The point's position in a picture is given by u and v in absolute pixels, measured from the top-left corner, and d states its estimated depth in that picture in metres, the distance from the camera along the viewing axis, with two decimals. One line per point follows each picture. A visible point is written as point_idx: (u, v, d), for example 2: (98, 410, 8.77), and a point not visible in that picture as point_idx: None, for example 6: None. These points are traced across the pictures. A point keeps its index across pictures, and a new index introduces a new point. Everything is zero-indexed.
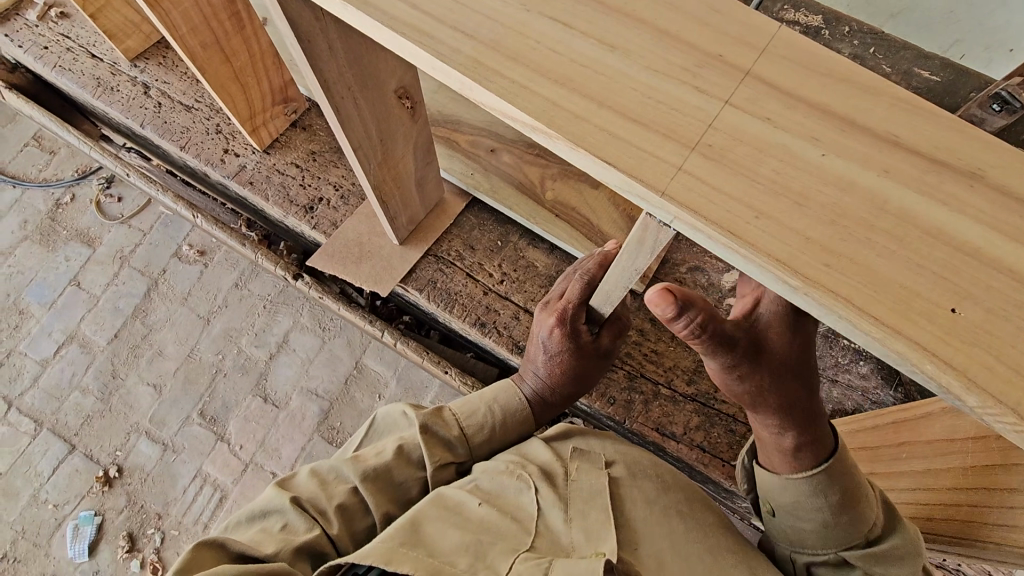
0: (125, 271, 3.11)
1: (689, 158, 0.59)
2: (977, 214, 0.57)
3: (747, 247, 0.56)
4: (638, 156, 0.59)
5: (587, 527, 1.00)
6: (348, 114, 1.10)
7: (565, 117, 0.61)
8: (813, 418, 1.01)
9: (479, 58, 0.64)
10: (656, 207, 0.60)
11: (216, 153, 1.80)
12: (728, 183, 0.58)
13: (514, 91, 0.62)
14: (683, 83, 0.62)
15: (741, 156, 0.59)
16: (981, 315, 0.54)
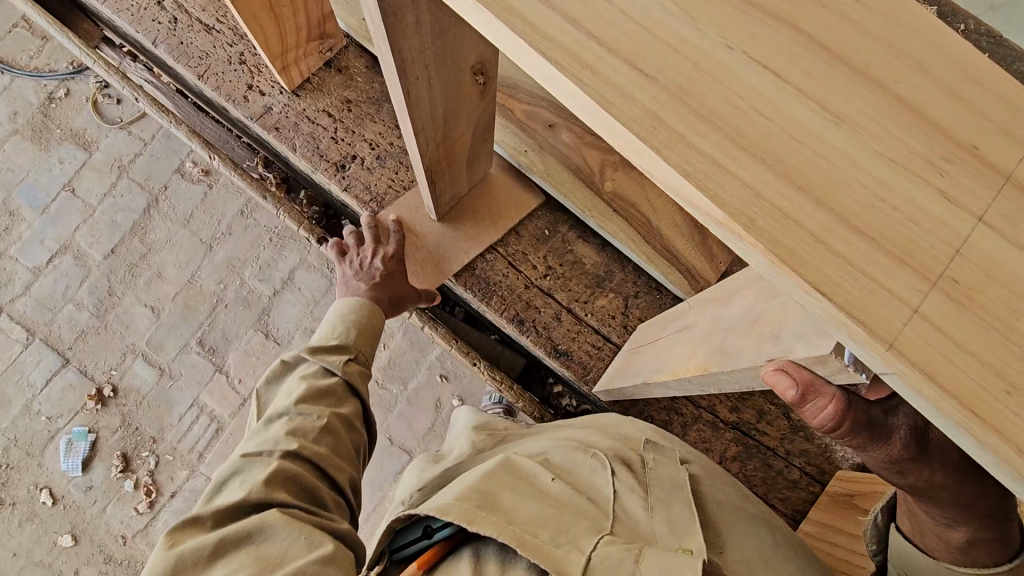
0: (123, 182, 2.91)
1: (927, 297, 0.44)
2: None
3: (993, 433, 0.42)
4: (863, 286, 0.44)
5: (671, 519, 0.88)
6: (419, 96, 0.93)
7: (765, 216, 0.46)
8: (1004, 515, 0.66)
9: (660, 113, 0.48)
10: (870, 356, 0.45)
11: (239, 89, 1.58)
12: (976, 340, 0.43)
13: (708, 174, 0.46)
14: (923, 183, 0.46)
15: (999, 300, 0.44)
16: None
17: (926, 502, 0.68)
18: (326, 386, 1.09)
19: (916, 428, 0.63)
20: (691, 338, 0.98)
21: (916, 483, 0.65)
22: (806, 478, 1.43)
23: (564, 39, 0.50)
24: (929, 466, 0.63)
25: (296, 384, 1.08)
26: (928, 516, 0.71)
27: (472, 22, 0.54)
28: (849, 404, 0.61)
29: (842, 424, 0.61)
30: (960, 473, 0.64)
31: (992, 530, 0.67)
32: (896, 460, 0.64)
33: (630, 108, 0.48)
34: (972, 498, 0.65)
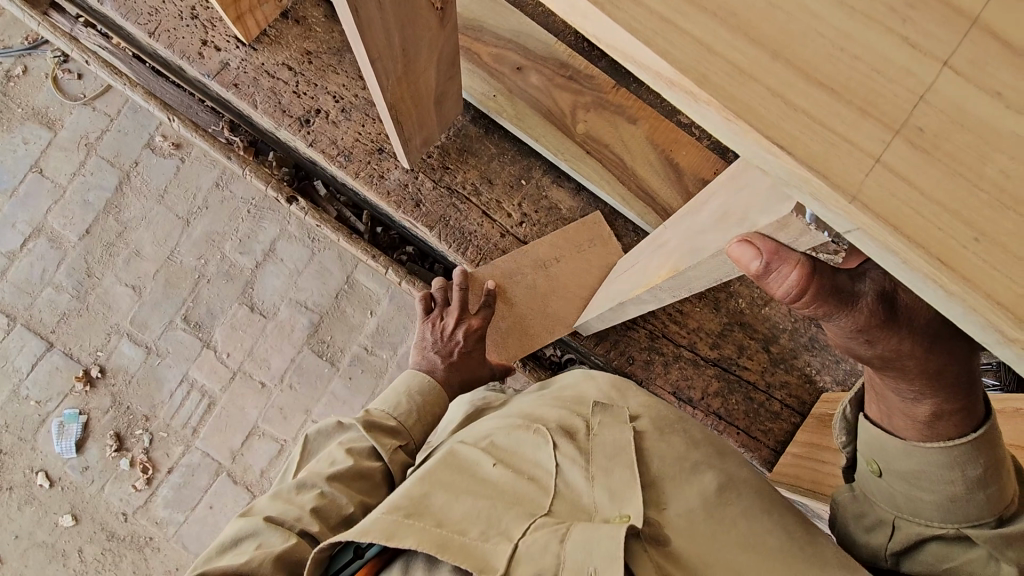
0: (92, 160, 2.82)
1: (891, 146, 0.43)
2: None
3: (963, 281, 0.42)
4: (826, 141, 0.44)
5: (613, 486, 0.88)
6: (370, 18, 0.89)
7: (721, 72, 0.45)
8: (969, 381, 0.68)
9: None
10: (836, 216, 0.46)
11: (194, 45, 1.52)
12: (941, 186, 0.43)
13: (655, 29, 0.46)
14: (889, 31, 0.44)
15: (964, 147, 0.43)
16: None
17: (893, 374, 0.68)
18: (363, 458, 1.12)
19: (883, 293, 0.60)
20: (666, 249, 0.96)
21: (885, 354, 0.64)
22: (787, 410, 1.45)
23: None
24: (897, 332, 0.61)
25: (334, 453, 1.11)
26: (899, 395, 0.71)
27: None
28: (814, 270, 0.56)
29: (808, 294, 0.57)
30: (928, 339, 0.63)
31: (961, 398, 0.69)
32: (864, 327, 0.61)
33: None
34: (941, 364, 0.65)
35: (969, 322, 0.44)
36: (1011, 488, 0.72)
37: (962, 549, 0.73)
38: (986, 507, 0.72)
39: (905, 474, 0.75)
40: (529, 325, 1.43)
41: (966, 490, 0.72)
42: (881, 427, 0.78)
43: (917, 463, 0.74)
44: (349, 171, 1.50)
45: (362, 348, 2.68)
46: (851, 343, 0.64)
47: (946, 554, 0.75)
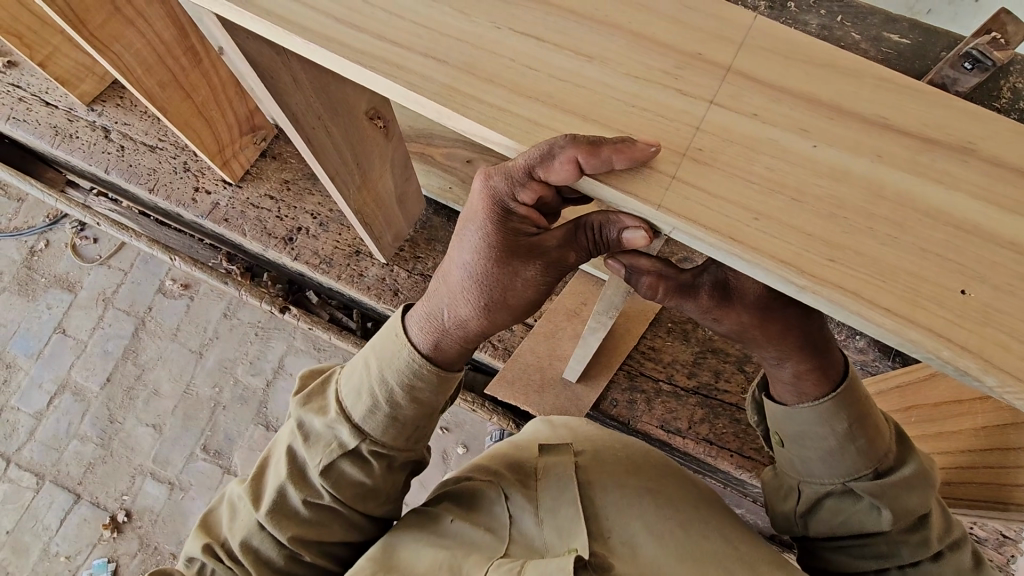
0: (109, 313, 3.05)
1: (680, 165, 0.57)
2: (971, 188, 0.56)
3: (751, 250, 0.54)
4: (632, 169, 0.57)
5: (559, 524, 0.75)
6: (322, 144, 1.07)
7: (547, 137, 0.58)
8: (816, 343, 0.75)
9: (454, 84, 0.60)
10: (652, 218, 0.57)
11: (187, 193, 1.76)
12: (723, 187, 0.56)
13: (494, 116, 0.59)
14: (664, 87, 0.60)
15: (733, 156, 0.57)
16: (989, 295, 0.52)
17: (750, 345, 0.75)
18: (409, 423, 0.75)
19: (719, 282, 0.71)
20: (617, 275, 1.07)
21: (734, 329, 0.73)
22: None
23: (372, 49, 0.63)
24: (734, 311, 0.71)
25: (344, 398, 0.75)
26: (764, 362, 0.77)
27: (305, 56, 0.67)
28: (663, 275, 0.70)
29: (659, 293, 0.71)
30: (763, 309, 0.71)
31: (813, 358, 0.75)
32: (708, 310, 0.72)
33: (431, 87, 0.60)
34: (782, 330, 0.73)
35: (775, 280, 0.54)
36: (882, 440, 0.77)
37: (850, 501, 0.78)
38: (860, 459, 0.77)
39: (796, 437, 0.80)
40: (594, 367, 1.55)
41: (839, 444, 0.77)
42: (771, 400, 0.83)
43: (800, 424, 0.79)
44: (332, 275, 1.67)
45: None
46: (707, 324, 0.74)
47: (838, 509, 0.79)
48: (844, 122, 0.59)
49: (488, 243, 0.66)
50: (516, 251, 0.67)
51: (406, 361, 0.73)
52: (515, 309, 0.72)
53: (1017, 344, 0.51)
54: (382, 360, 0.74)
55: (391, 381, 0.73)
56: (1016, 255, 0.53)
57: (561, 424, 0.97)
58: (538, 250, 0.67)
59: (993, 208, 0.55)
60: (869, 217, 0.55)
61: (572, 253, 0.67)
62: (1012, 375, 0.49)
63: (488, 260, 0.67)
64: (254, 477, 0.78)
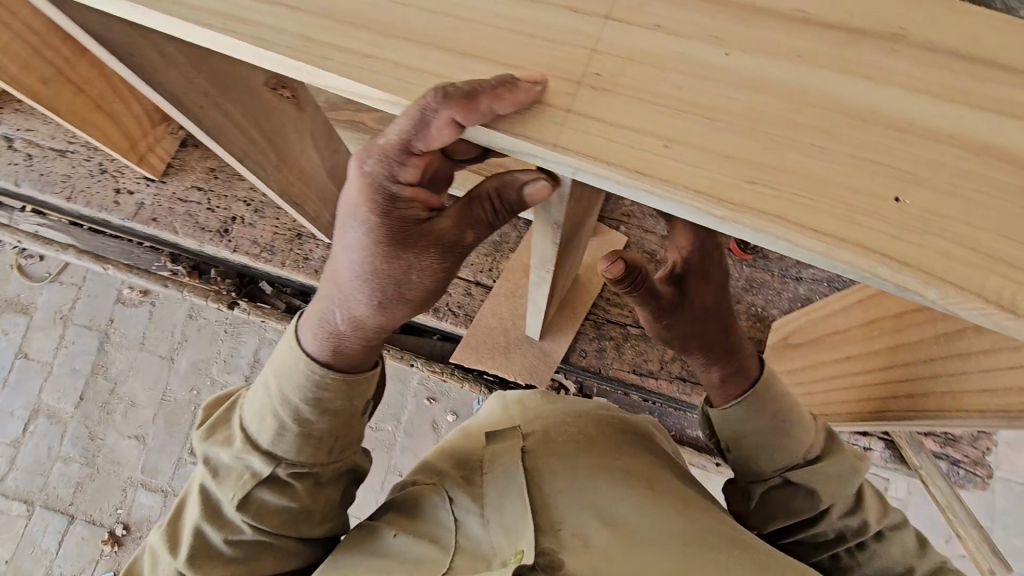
0: (70, 330, 2.94)
1: (578, 95, 0.49)
2: (904, 81, 0.50)
3: (662, 182, 0.47)
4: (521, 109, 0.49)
5: (505, 522, 0.71)
6: (219, 123, 0.96)
7: (423, 82, 0.50)
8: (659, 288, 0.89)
9: (309, 33, 0.51)
10: (551, 163, 0.50)
11: (109, 196, 1.64)
12: (627, 115, 0.49)
13: (359, 65, 0.50)
14: (551, 7, 0.52)
15: (636, 78, 0.50)
16: (928, 199, 0.47)
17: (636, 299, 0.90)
18: (326, 435, 0.69)
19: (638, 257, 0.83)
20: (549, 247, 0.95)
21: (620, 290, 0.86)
22: None
23: (211, 3, 0.53)
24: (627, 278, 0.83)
25: (248, 422, 0.69)
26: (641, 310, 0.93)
27: (139, 22, 0.56)
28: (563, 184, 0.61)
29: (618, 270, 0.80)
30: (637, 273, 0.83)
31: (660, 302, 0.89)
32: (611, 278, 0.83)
33: (281, 38, 0.51)
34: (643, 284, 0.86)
35: (689, 214, 0.48)
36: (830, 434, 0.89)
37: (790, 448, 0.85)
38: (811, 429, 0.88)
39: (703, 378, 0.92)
40: (559, 320, 1.51)
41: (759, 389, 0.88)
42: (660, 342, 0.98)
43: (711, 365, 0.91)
44: (277, 263, 1.58)
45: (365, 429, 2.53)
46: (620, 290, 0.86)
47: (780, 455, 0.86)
48: (759, 22, 0.51)
49: (377, 235, 0.62)
50: (408, 238, 0.62)
51: (306, 375, 0.67)
52: (420, 300, 0.69)
53: (960, 251, 0.45)
54: (282, 376, 0.67)
55: (295, 398, 0.67)
56: (955, 150, 0.48)
57: (511, 403, 0.99)
58: (432, 235, 0.63)
59: (928, 100, 0.49)
60: (793, 127, 0.48)
61: (470, 231, 0.65)
62: (956, 286, 0.45)
63: (378, 252, 0.63)
64: (166, 524, 0.70)
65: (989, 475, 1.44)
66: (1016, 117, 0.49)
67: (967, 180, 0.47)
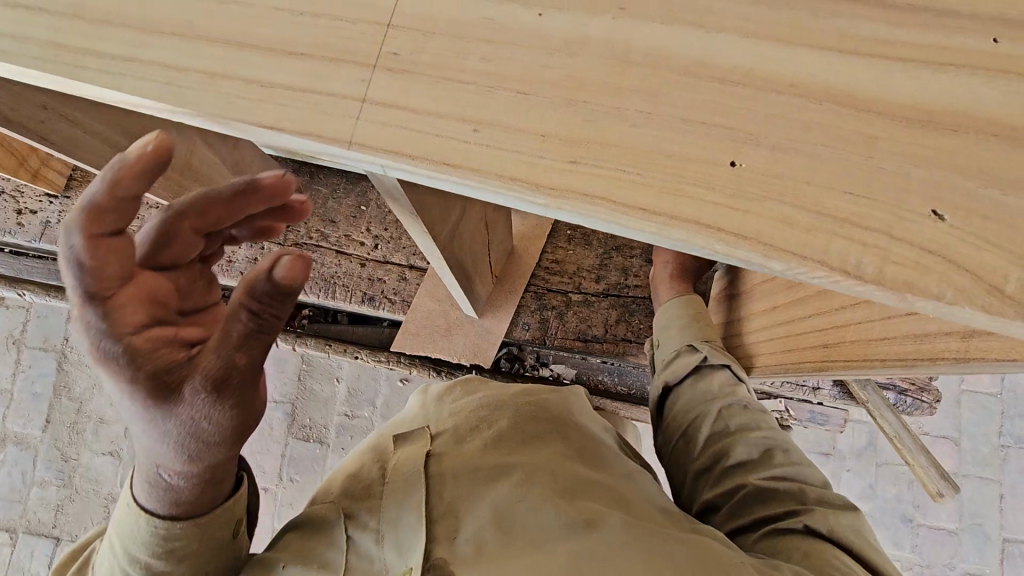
0: (25, 354, 2.86)
1: (372, 81, 0.43)
2: (738, 25, 0.44)
3: (473, 172, 0.42)
4: (309, 105, 0.43)
5: (399, 536, 0.69)
6: (73, 135, 0.88)
7: (195, 83, 0.44)
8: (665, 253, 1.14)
9: (59, 39, 0.44)
10: (358, 163, 0.44)
11: (11, 218, 1.53)
12: (429, 98, 0.43)
13: (120, 70, 0.44)
14: None
15: (438, 53, 0.44)
16: (766, 159, 0.42)
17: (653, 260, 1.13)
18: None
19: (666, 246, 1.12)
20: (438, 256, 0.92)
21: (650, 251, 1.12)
22: None
23: None
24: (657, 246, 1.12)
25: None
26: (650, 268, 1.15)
27: None
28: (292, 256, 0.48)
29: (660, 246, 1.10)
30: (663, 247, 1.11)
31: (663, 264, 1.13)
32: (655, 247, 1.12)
33: (27, 48, 0.44)
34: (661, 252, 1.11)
35: (514, 201, 0.43)
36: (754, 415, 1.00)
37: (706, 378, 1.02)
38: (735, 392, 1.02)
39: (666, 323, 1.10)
40: (497, 296, 1.47)
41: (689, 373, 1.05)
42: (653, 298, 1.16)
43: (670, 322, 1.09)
44: None
45: (343, 416, 2.60)
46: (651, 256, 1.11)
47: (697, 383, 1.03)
48: None
49: (136, 407, 0.47)
50: (170, 393, 0.47)
51: (151, 532, 0.56)
52: (246, 442, 0.52)
53: (802, 215, 0.41)
54: (123, 539, 0.57)
55: (138, 559, 0.57)
56: (793, 100, 0.43)
57: (430, 398, 0.98)
58: (197, 374, 0.47)
59: (765, 44, 0.44)
60: (616, 93, 0.43)
61: (241, 351, 0.47)
62: (798, 255, 0.40)
63: (154, 426, 0.48)
64: None
65: (936, 401, 1.45)
66: (862, 54, 0.44)
67: (807, 132, 0.42)
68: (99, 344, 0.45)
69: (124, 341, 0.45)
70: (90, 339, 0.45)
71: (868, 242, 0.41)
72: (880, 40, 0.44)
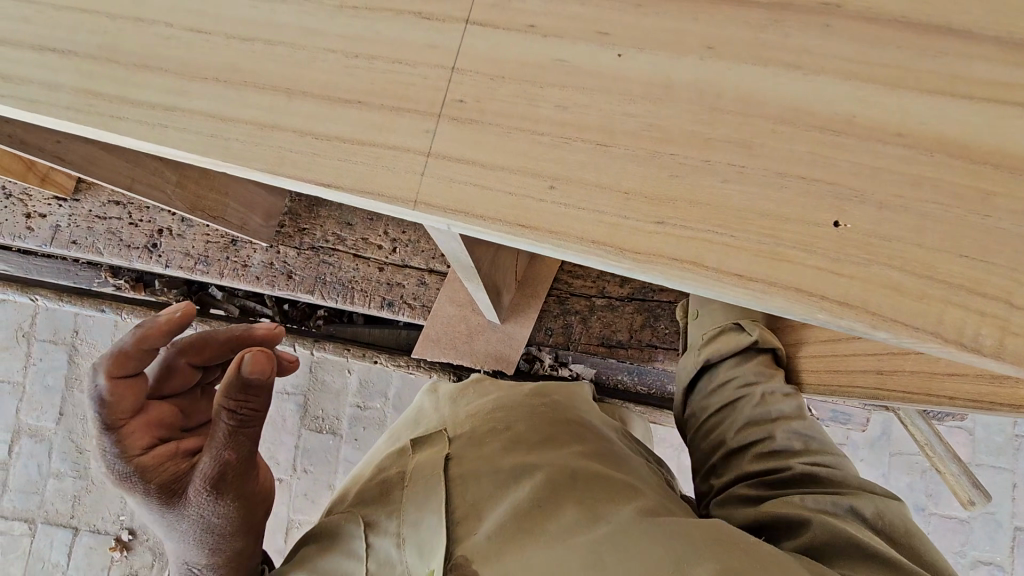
0: (34, 347, 2.89)
1: (436, 132, 0.40)
2: (839, 66, 0.40)
3: (549, 234, 0.38)
4: (368, 160, 0.39)
5: (420, 540, 0.66)
6: None
7: (242, 135, 0.40)
8: None
9: (94, 87, 0.41)
10: (420, 221, 0.41)
11: (20, 222, 1.49)
12: (499, 151, 0.39)
13: (160, 120, 0.40)
14: (394, 15, 0.41)
15: (508, 100, 0.40)
16: (871, 218, 0.38)
17: None
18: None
19: None
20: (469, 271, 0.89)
21: None
22: None
23: None
24: None
25: None
26: None
27: None
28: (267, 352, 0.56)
29: None
30: None
31: None
32: None
33: (61, 96, 0.41)
34: None
35: (592, 264, 0.40)
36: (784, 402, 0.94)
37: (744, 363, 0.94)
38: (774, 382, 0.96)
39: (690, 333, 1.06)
40: (520, 300, 1.43)
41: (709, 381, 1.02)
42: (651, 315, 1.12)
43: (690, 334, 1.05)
44: (214, 274, 1.47)
45: (355, 407, 2.59)
46: None
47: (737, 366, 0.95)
48: (656, 6, 0.41)
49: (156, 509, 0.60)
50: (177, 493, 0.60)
51: None
52: (253, 525, 0.64)
53: (911, 281, 0.38)
54: None
55: None
56: (901, 151, 0.39)
57: (445, 402, 0.95)
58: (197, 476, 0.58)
59: (869, 88, 0.40)
60: (705, 144, 0.39)
61: (230, 449, 0.58)
62: (909, 327, 0.37)
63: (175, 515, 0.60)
64: None
65: None
66: (978, 98, 0.39)
67: (916, 188, 0.39)
68: (116, 466, 0.59)
69: (133, 462, 0.59)
70: (111, 462, 0.59)
71: (984, 311, 0.37)
72: (1000, 83, 0.39)
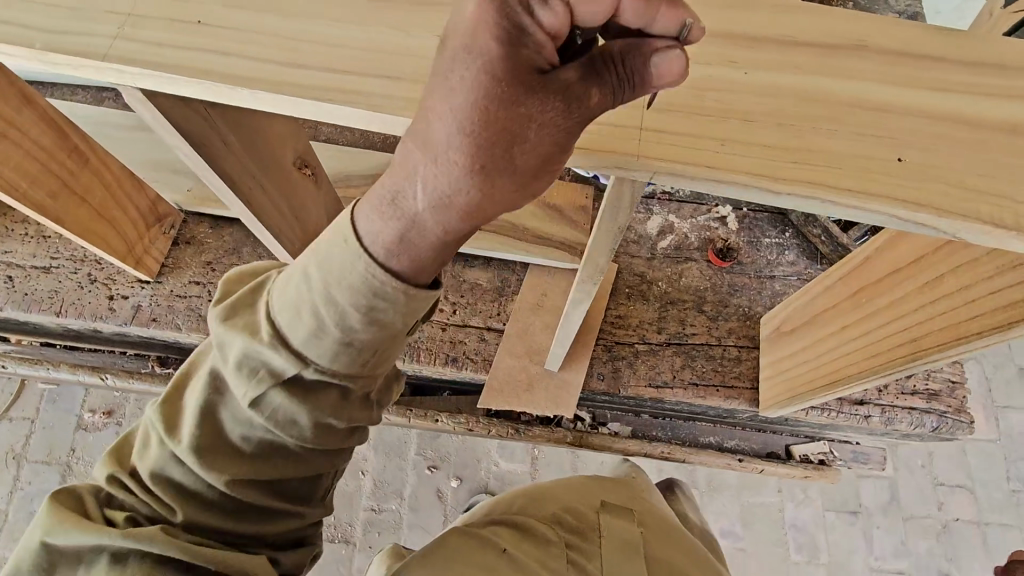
0: (25, 469, 2.93)
1: (644, 117, 0.62)
2: (876, 76, 0.66)
3: (726, 171, 0.60)
4: (602, 131, 0.61)
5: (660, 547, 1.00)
6: (262, 203, 1.02)
7: None
8: None
9: (416, 97, 0.63)
10: (635, 171, 0.62)
11: (102, 304, 1.60)
12: (685, 126, 0.62)
13: None
14: None
15: (687, 98, 0.63)
16: (919, 155, 0.62)
17: None
18: (367, 347, 0.67)
19: None
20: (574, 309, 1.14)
21: None
22: (745, 350, 1.62)
23: (325, 84, 0.63)
24: None
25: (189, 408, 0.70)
26: None
27: (257, 109, 0.66)
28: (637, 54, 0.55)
29: None
30: None
31: None
32: None
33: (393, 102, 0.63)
34: None
35: (754, 192, 0.61)
36: None
37: None
38: None
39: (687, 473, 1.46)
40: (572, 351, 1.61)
41: None
42: None
43: None
44: None
45: (370, 511, 2.92)
46: None
47: None
48: (763, 47, 0.67)
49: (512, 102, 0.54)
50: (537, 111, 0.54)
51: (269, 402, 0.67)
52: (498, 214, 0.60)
53: (955, 189, 0.60)
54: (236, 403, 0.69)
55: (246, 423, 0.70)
56: (926, 119, 0.63)
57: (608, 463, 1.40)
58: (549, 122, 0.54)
59: (896, 86, 0.65)
60: (808, 118, 0.63)
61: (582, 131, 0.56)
62: (961, 215, 0.59)
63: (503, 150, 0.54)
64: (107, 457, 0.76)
65: (971, 420, 1.61)
66: (958, 90, 0.65)
67: (942, 139, 0.63)
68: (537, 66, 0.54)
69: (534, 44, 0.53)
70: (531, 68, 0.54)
71: (1003, 205, 0.60)
72: (966, 82, 0.66)
